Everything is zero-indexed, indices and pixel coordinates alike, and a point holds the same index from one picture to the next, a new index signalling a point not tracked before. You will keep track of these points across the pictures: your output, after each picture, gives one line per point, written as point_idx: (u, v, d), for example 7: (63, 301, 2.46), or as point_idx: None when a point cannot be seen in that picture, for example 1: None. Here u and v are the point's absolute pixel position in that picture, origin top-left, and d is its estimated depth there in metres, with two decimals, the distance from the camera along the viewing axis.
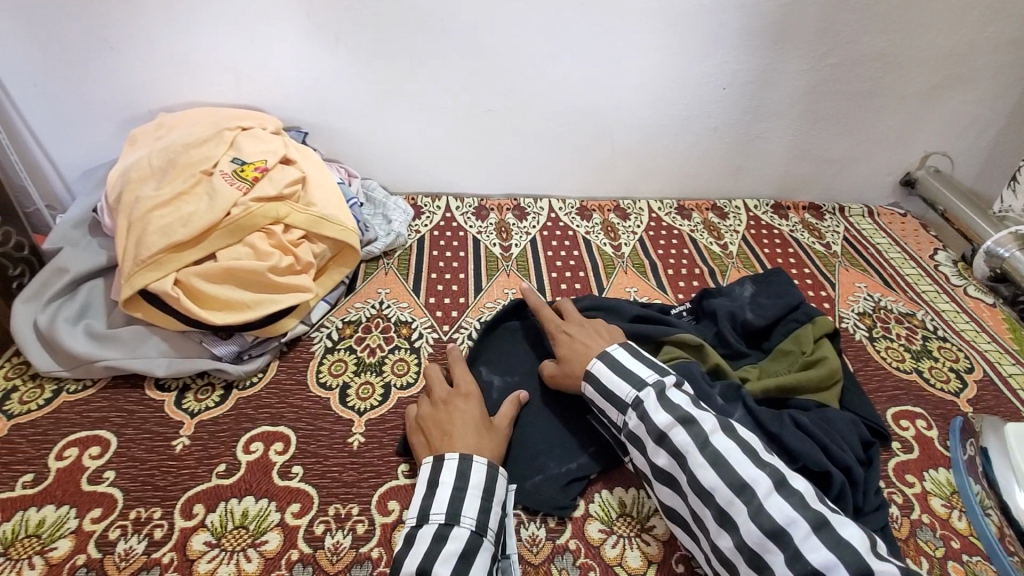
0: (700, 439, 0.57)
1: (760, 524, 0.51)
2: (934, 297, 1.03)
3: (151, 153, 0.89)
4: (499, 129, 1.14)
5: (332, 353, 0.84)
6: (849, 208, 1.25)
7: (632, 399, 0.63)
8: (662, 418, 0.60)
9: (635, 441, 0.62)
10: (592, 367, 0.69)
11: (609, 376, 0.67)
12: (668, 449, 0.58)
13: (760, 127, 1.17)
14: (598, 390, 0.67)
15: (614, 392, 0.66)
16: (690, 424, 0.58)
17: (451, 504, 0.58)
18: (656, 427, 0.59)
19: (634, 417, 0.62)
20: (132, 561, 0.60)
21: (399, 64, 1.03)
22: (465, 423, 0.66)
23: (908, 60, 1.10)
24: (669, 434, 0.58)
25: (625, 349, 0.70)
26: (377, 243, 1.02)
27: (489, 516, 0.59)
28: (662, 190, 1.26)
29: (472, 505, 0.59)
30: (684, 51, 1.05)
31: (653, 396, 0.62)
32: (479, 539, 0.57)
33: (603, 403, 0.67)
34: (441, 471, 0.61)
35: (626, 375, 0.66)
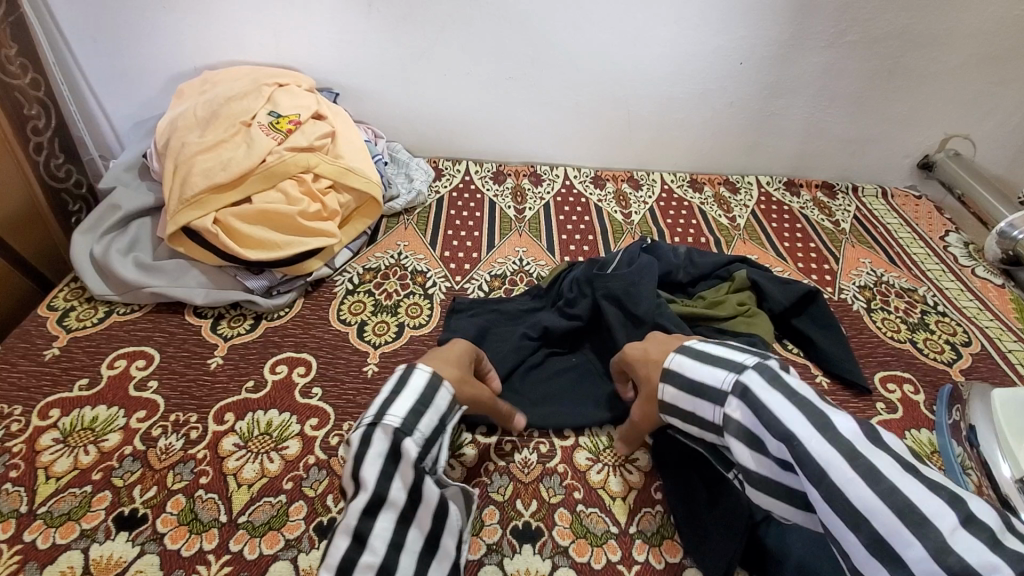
0: (843, 446, 0.46)
1: (946, 564, 0.39)
2: (939, 275, 1.04)
3: (196, 104, 0.97)
4: (519, 96, 1.18)
5: (353, 295, 0.91)
6: (863, 188, 1.25)
7: (736, 387, 0.54)
8: (784, 410, 0.49)
9: (739, 434, 0.53)
10: (680, 358, 0.61)
11: (697, 367, 0.59)
12: (792, 448, 0.48)
13: (777, 103, 1.19)
14: (689, 382, 0.59)
15: (708, 379, 0.57)
16: (824, 425, 0.48)
17: (381, 407, 0.57)
18: (774, 420, 0.50)
19: (740, 409, 0.54)
20: (171, 455, 0.68)
21: (427, 31, 1.09)
22: (445, 357, 0.66)
23: (930, 38, 1.10)
24: (789, 428, 0.48)
25: (712, 341, 0.62)
26: (399, 200, 1.09)
27: (419, 419, 0.57)
28: (676, 163, 1.29)
29: (402, 406, 0.56)
30: (703, 24, 1.07)
31: (766, 386, 0.52)
32: (405, 443, 0.54)
33: (690, 393, 0.59)
34: (388, 380, 0.60)
35: (722, 364, 0.58)
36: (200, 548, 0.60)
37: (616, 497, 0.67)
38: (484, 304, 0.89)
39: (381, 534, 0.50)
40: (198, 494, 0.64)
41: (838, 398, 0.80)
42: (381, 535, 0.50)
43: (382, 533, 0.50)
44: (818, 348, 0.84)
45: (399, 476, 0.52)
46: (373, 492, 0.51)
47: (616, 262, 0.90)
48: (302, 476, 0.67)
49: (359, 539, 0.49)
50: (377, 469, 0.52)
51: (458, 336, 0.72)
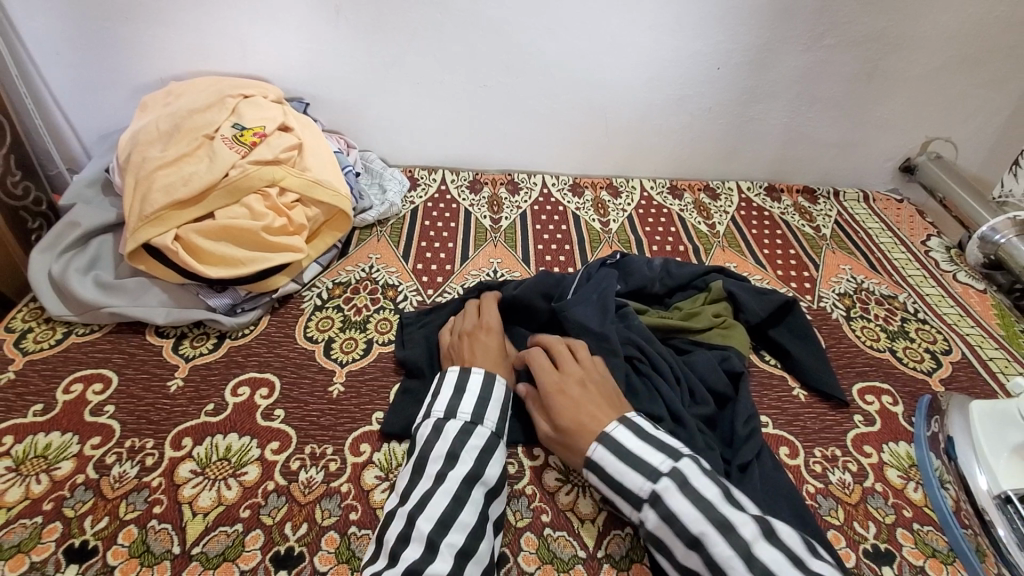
0: (746, 554, 0.51)
1: None
2: (920, 281, 1.02)
3: (159, 117, 0.95)
4: (494, 103, 1.16)
5: (320, 311, 0.89)
6: (844, 192, 1.24)
7: (649, 494, 0.57)
8: (694, 522, 0.53)
9: (658, 543, 0.56)
10: (601, 455, 0.60)
11: (617, 466, 0.59)
12: (704, 557, 0.52)
13: (755, 108, 1.17)
14: (608, 482, 0.60)
15: (626, 484, 0.58)
16: (727, 530, 0.52)
17: (460, 433, 0.63)
18: (687, 532, 0.53)
19: (654, 517, 0.56)
20: (124, 483, 0.66)
21: (398, 39, 1.07)
22: (487, 354, 0.73)
23: (909, 40, 1.09)
24: (699, 538, 0.52)
25: (627, 429, 0.61)
26: (372, 211, 1.07)
27: (486, 464, 0.61)
28: (656, 169, 1.27)
29: (467, 455, 0.61)
30: (679, 29, 1.05)
31: (677, 495, 0.55)
32: (470, 488, 0.59)
33: (613, 495, 0.60)
34: (469, 377, 0.68)
35: (636, 464, 0.58)
36: None
37: (585, 520, 0.65)
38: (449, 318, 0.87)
39: (462, 526, 0.56)
40: (151, 525, 0.62)
41: (815, 411, 0.78)
42: (461, 529, 0.56)
43: (462, 525, 0.56)
44: (795, 361, 0.82)
45: (458, 520, 0.56)
46: (432, 530, 0.55)
47: (577, 282, 0.88)
48: (261, 503, 0.65)
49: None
50: (441, 508, 0.57)
51: (487, 324, 0.77)
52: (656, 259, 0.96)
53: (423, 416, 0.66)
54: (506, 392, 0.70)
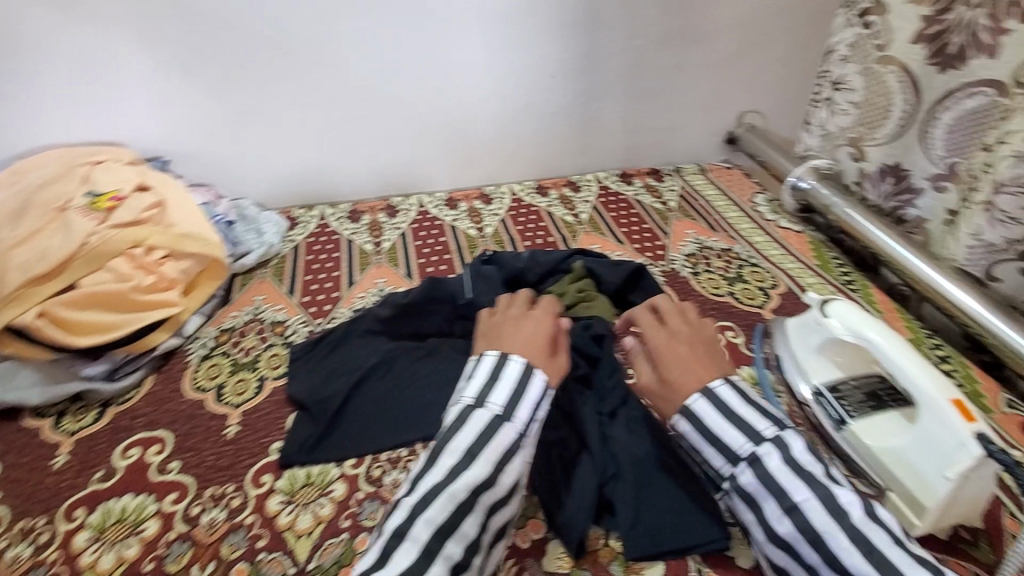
0: (841, 518, 0.55)
1: None
2: (751, 232, 1.19)
3: (7, 198, 0.93)
4: (358, 135, 1.22)
5: (208, 359, 0.90)
6: (685, 168, 1.41)
7: (749, 454, 0.61)
8: (794, 486, 0.58)
9: (746, 498, 0.61)
10: (703, 407, 0.65)
11: (719, 422, 0.64)
12: (798, 520, 0.57)
13: (594, 107, 1.31)
14: (701, 439, 0.65)
15: (721, 439, 0.63)
16: (829, 501, 0.56)
17: (474, 439, 0.61)
18: (782, 493, 0.58)
19: (750, 476, 0.61)
20: (19, 564, 0.65)
21: (250, 87, 1.12)
22: (521, 340, 0.73)
23: (704, 32, 1.28)
24: (795, 500, 0.57)
25: (732, 388, 0.66)
26: (251, 255, 1.09)
27: (501, 470, 0.60)
28: (522, 173, 1.38)
29: (484, 459, 0.60)
30: (509, 46, 1.18)
31: (777, 459, 0.60)
32: (477, 496, 0.57)
33: (705, 448, 0.65)
34: (505, 368, 0.68)
35: (744, 425, 0.63)
36: None
37: None
38: (337, 341, 0.91)
39: (447, 558, 0.54)
40: None
41: None
42: (448, 555, 0.54)
43: (447, 555, 0.54)
44: None
45: (460, 528, 0.55)
46: (433, 536, 0.54)
47: (467, 280, 0.94)
48: (164, 553, 0.65)
49: None
50: (445, 514, 0.55)
51: (533, 313, 0.78)
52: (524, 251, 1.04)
53: (450, 406, 0.67)
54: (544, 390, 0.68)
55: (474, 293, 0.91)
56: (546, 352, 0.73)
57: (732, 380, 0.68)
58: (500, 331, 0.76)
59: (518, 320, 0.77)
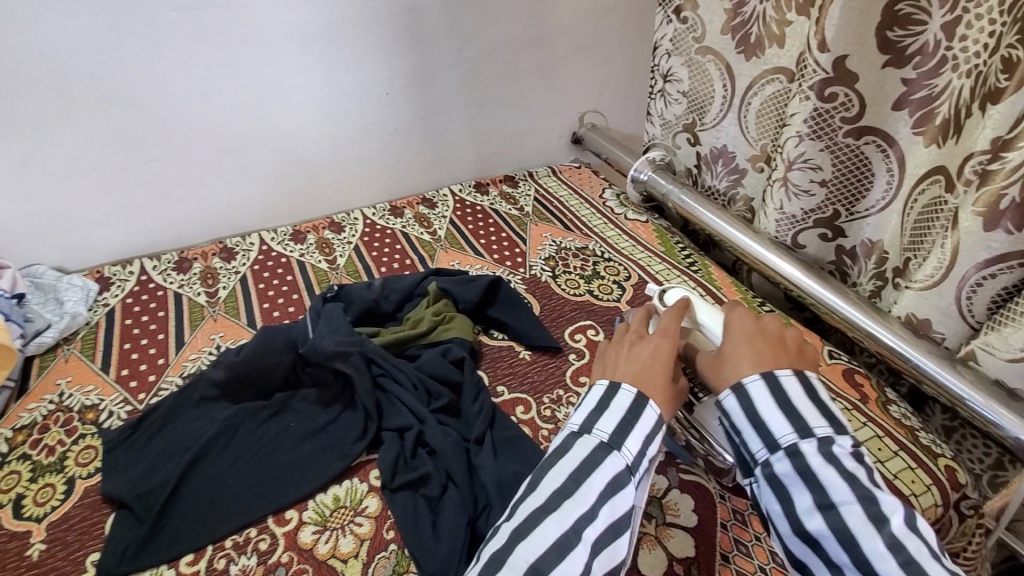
0: (886, 532, 0.45)
1: None
2: (603, 228, 1.23)
3: None
4: (171, 175, 1.08)
5: (2, 468, 0.76)
6: (537, 171, 1.42)
7: (790, 445, 0.49)
8: (838, 486, 0.47)
9: (776, 488, 0.50)
10: (757, 387, 0.53)
11: (767, 403, 0.51)
12: (832, 518, 0.46)
13: (436, 121, 1.28)
14: (732, 427, 0.53)
15: (763, 420, 0.51)
16: (873, 509, 0.46)
17: (620, 436, 0.53)
18: (825, 495, 0.47)
19: (787, 465, 0.49)
20: None
21: (16, 134, 0.95)
22: (628, 363, 0.59)
23: (531, 39, 1.30)
24: (834, 499, 0.47)
25: (799, 380, 0.52)
26: (49, 332, 0.92)
27: (604, 501, 0.50)
28: (374, 195, 1.32)
29: (587, 494, 0.50)
30: (331, 65, 1.11)
31: (820, 455, 0.48)
32: (581, 532, 0.49)
33: (741, 426, 0.52)
34: (617, 395, 0.56)
35: (792, 412, 0.50)
36: None
37: (347, 559, 0.64)
38: (164, 417, 0.79)
39: None
40: None
41: (539, 364, 0.89)
42: None
43: None
44: (511, 328, 0.93)
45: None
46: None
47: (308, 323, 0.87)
48: None
49: None
50: (540, 556, 0.47)
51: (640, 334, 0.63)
52: (376, 279, 0.98)
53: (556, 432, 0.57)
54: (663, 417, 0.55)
55: (314, 335, 0.84)
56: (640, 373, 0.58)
57: (808, 374, 0.54)
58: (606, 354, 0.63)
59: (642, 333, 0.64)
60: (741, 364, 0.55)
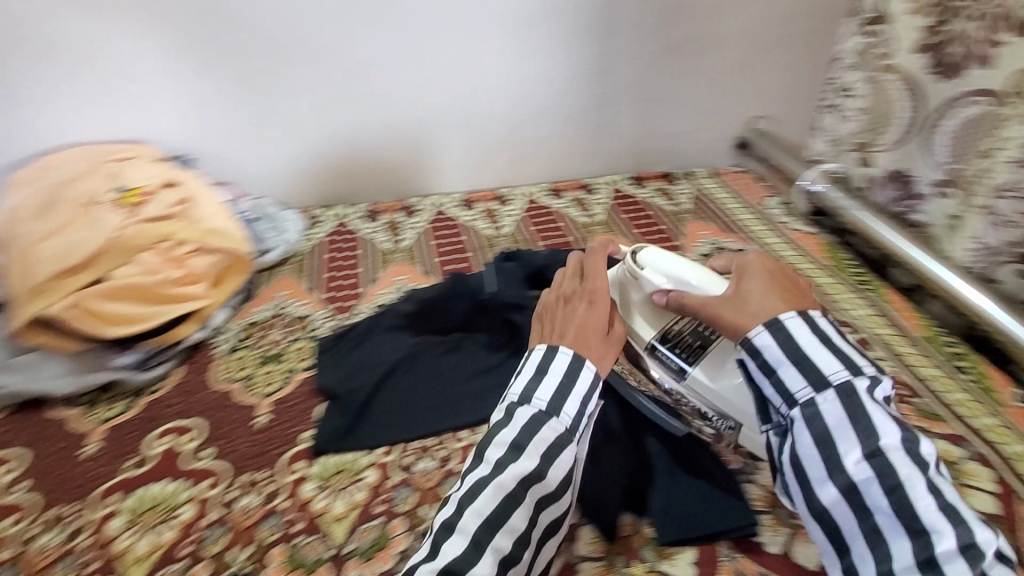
0: (922, 464, 0.50)
1: None
2: (764, 234, 1.22)
3: (33, 193, 0.94)
4: (375, 135, 1.24)
5: (235, 352, 0.91)
6: (697, 172, 1.43)
7: (843, 383, 0.53)
8: (885, 427, 0.51)
9: (817, 430, 0.52)
10: (802, 332, 0.56)
11: (817, 345, 0.55)
12: (879, 462, 0.50)
13: (608, 111, 1.34)
14: (762, 368, 0.56)
15: (807, 366, 0.54)
16: (915, 452, 0.50)
17: (555, 396, 0.61)
18: (874, 433, 0.50)
19: (834, 403, 0.52)
20: (51, 552, 0.65)
21: (270, 87, 1.13)
22: (585, 322, 0.68)
23: (715, 39, 1.31)
24: (881, 443, 0.50)
25: (811, 323, 0.57)
26: (273, 252, 1.11)
27: (551, 463, 0.58)
28: (537, 176, 1.40)
29: (535, 450, 0.57)
30: (526, 50, 1.20)
31: (868, 398, 0.52)
32: (525, 488, 0.56)
33: (765, 378, 0.56)
34: (554, 359, 0.64)
35: (839, 353, 0.55)
36: None
37: None
38: (363, 335, 0.92)
39: (510, 530, 0.54)
40: None
41: None
42: (509, 533, 0.53)
43: (478, 511, 0.54)
44: None
45: (506, 524, 0.54)
46: (479, 528, 0.53)
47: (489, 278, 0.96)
48: (200, 537, 0.66)
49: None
50: (490, 505, 0.54)
51: (591, 293, 0.71)
52: (542, 249, 1.05)
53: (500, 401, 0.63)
54: (596, 377, 0.64)
55: (497, 288, 0.93)
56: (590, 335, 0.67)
57: (816, 318, 0.58)
58: (547, 310, 0.73)
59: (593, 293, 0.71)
60: (769, 309, 0.58)
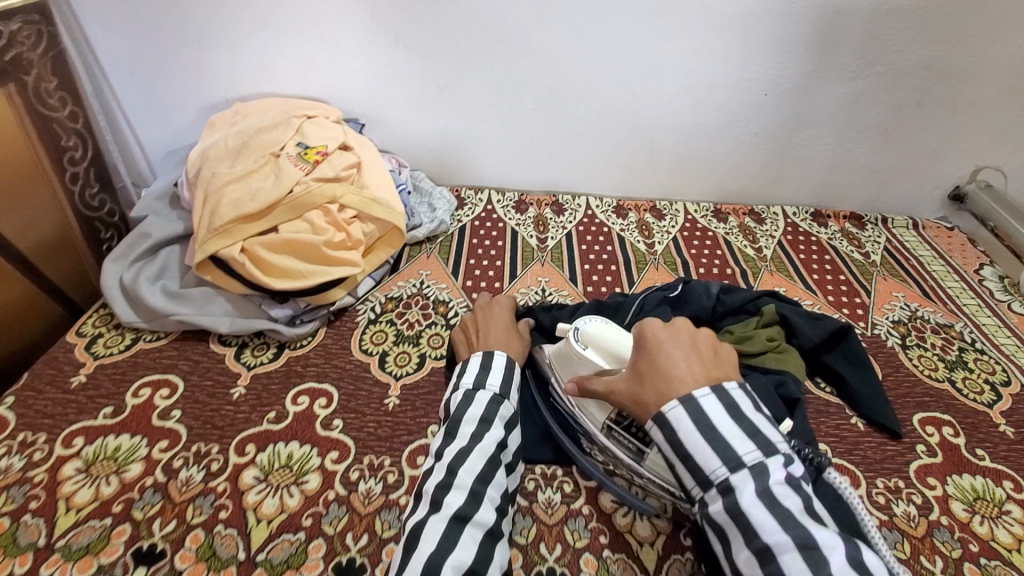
0: (822, 571, 0.45)
1: None
2: (975, 311, 1.00)
3: (227, 135, 0.99)
4: (540, 125, 1.18)
5: (375, 324, 0.91)
6: (892, 219, 1.22)
7: (722, 481, 0.51)
8: (768, 525, 0.48)
9: (716, 528, 0.51)
10: (681, 426, 0.53)
11: (692, 439, 0.52)
12: (770, 567, 0.47)
13: (802, 134, 1.17)
14: (674, 454, 0.54)
15: (695, 459, 0.52)
16: (809, 549, 0.46)
17: (504, 380, 0.70)
18: (762, 535, 0.48)
19: (720, 505, 0.51)
20: (191, 487, 0.67)
21: (450, 63, 1.10)
22: (499, 324, 0.82)
23: (961, 68, 1.08)
24: (771, 547, 0.47)
25: (718, 404, 0.53)
26: (422, 228, 1.09)
27: (510, 434, 0.66)
28: (700, 194, 1.28)
29: (497, 421, 0.65)
30: (726, 55, 1.07)
31: (751, 492, 0.49)
32: (500, 453, 0.63)
33: (674, 462, 0.54)
34: (496, 356, 0.73)
35: (719, 445, 0.51)
36: None
37: (643, 542, 0.66)
38: None
39: (498, 484, 0.61)
40: (217, 530, 0.63)
41: (873, 441, 0.77)
42: (497, 486, 0.60)
43: (475, 466, 0.60)
44: (850, 388, 0.81)
45: (494, 479, 0.60)
46: (474, 482, 0.58)
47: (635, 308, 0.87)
48: (322, 512, 0.66)
49: (462, 519, 0.55)
50: (480, 466, 0.60)
51: (497, 301, 0.87)
52: (709, 282, 0.94)
53: (450, 391, 0.70)
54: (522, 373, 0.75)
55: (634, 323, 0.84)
56: (514, 339, 0.80)
57: (731, 391, 0.55)
58: (466, 323, 0.84)
59: (483, 306, 0.86)
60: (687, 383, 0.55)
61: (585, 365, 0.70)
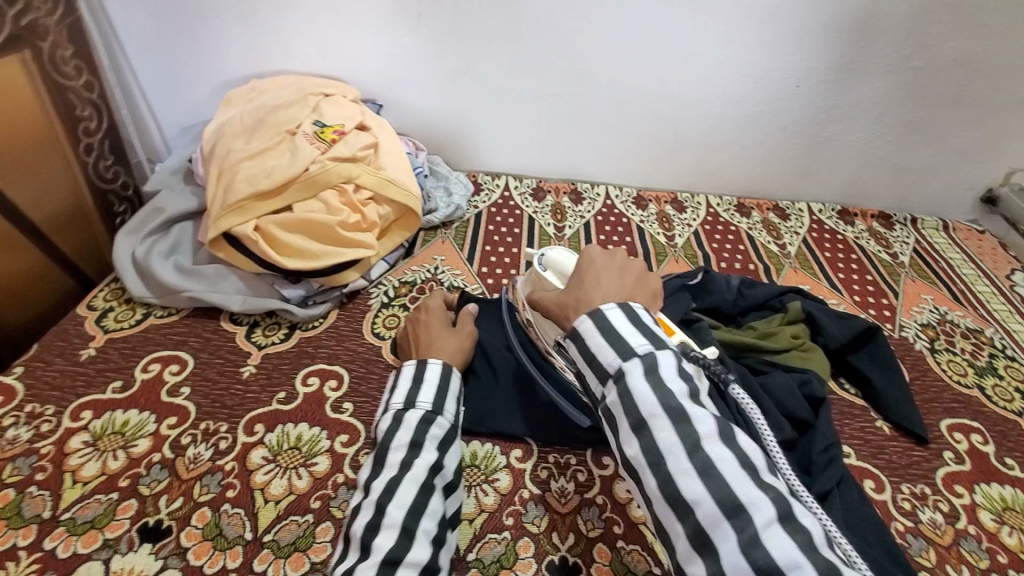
0: (690, 440, 0.46)
1: (753, 559, 0.41)
2: (1005, 316, 0.97)
3: (243, 112, 0.97)
4: (561, 112, 1.16)
5: (387, 308, 0.89)
6: (922, 220, 1.18)
7: (616, 372, 0.51)
8: (647, 404, 0.48)
9: (609, 419, 0.51)
10: (580, 329, 0.54)
11: (595, 340, 0.53)
12: (646, 442, 0.48)
13: (831, 129, 1.14)
14: (583, 357, 0.54)
15: (597, 357, 0.53)
16: (682, 422, 0.47)
17: (436, 397, 0.66)
18: (637, 414, 0.48)
19: (614, 394, 0.51)
20: (199, 465, 0.66)
21: (473, 45, 1.07)
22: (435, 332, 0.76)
23: (1001, 66, 1.04)
24: (653, 427, 0.47)
25: (623, 314, 0.54)
26: (438, 213, 1.07)
27: (445, 455, 0.62)
28: (723, 187, 1.25)
29: (429, 445, 0.61)
30: (757, 44, 1.03)
31: (641, 380, 0.49)
32: (434, 477, 0.59)
33: (582, 367, 0.55)
34: (426, 368, 0.68)
35: (615, 340, 0.52)
36: (223, 565, 0.58)
37: (660, 534, 0.64)
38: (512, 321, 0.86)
39: (433, 514, 0.56)
40: (224, 509, 0.62)
41: (899, 445, 0.75)
42: (432, 516, 0.56)
43: (405, 496, 0.55)
44: (876, 390, 0.78)
45: (429, 508, 0.56)
46: (406, 518, 0.54)
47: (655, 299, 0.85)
48: (331, 495, 0.64)
49: (393, 563, 0.51)
50: (411, 496, 0.56)
51: (426, 305, 0.81)
52: (730, 275, 0.92)
53: (380, 413, 0.64)
54: (462, 383, 0.71)
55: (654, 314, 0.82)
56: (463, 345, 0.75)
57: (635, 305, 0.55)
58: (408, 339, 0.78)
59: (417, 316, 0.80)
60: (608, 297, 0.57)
61: (543, 287, 0.75)
